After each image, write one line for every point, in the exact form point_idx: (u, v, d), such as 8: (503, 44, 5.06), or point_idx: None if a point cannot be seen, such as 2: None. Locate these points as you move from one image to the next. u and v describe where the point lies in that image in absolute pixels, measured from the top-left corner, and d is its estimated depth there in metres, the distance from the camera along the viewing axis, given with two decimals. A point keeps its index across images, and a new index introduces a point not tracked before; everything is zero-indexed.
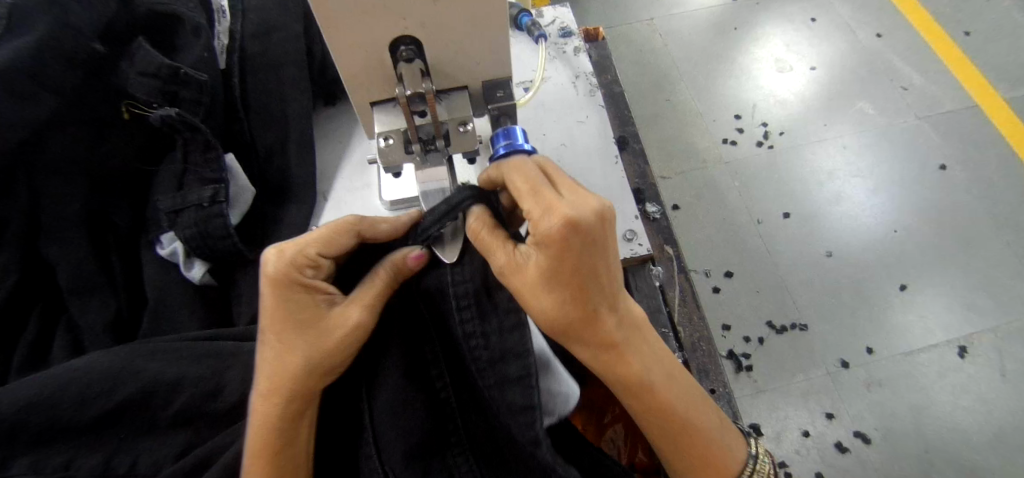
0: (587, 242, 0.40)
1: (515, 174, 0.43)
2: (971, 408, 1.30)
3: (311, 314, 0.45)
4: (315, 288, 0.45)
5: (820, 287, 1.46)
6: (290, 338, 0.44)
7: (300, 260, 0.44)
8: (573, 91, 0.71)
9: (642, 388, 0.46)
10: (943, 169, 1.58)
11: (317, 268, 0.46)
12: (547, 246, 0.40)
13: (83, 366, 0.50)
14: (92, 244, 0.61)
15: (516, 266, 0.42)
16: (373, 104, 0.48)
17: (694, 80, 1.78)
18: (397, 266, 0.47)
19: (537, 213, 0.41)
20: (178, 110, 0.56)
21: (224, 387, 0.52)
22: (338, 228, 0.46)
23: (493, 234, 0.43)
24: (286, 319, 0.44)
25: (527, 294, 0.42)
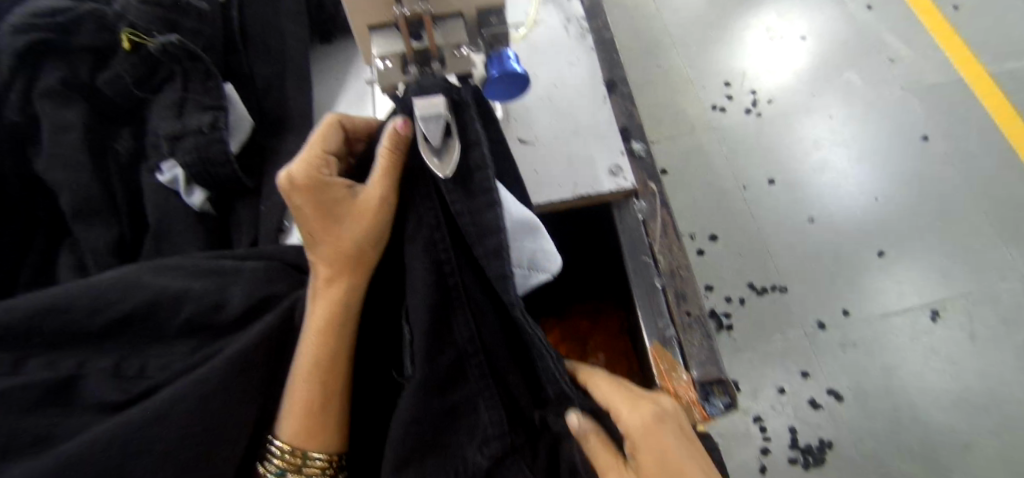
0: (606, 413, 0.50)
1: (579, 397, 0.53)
2: (939, 369, 1.37)
3: (340, 204, 0.48)
4: (337, 184, 0.49)
5: (801, 252, 1.51)
6: (331, 227, 0.48)
7: (315, 160, 0.48)
8: (564, 33, 0.73)
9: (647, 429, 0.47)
10: (926, 140, 1.62)
11: (329, 166, 0.50)
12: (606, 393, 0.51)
13: (92, 282, 0.53)
14: (94, 168, 0.62)
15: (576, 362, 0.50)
16: (371, 28, 0.50)
17: (686, 46, 1.80)
18: (392, 140, 0.45)
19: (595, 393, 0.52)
20: (180, 38, 0.60)
21: (228, 300, 0.55)
22: (325, 126, 0.50)
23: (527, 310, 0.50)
24: (322, 213, 0.48)
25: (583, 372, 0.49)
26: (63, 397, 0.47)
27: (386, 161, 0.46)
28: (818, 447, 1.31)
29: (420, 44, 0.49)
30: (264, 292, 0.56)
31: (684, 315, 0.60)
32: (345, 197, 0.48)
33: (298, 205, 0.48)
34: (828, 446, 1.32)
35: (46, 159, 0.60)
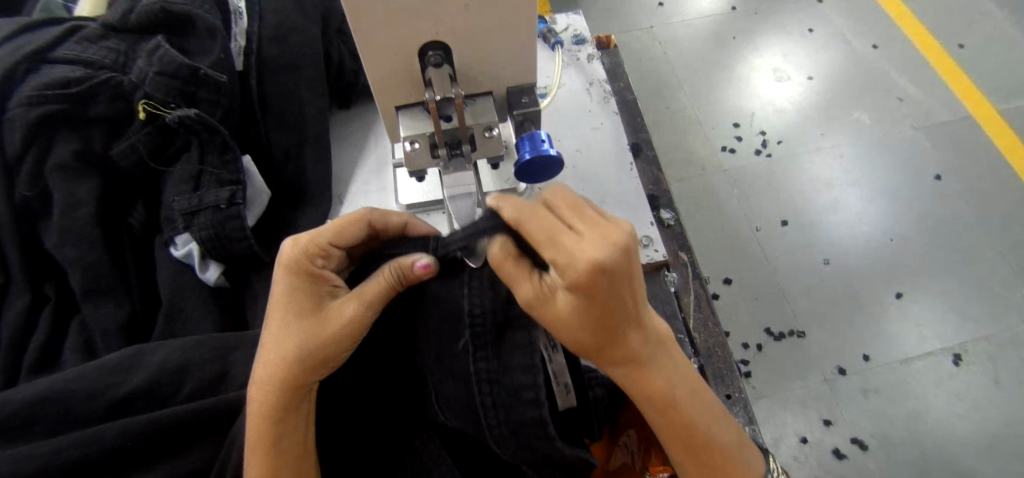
0: (616, 287, 0.38)
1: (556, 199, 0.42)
2: (966, 416, 1.32)
3: (313, 304, 0.47)
4: (323, 281, 0.48)
5: (819, 295, 1.48)
6: (289, 326, 0.46)
7: (312, 249, 0.47)
8: (586, 97, 0.72)
9: (667, 405, 0.45)
10: (938, 179, 1.61)
11: (327, 258, 0.49)
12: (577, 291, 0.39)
13: (85, 367, 0.49)
14: (107, 243, 0.60)
15: (542, 299, 0.41)
16: (400, 108, 0.48)
17: (693, 88, 1.80)
18: (402, 270, 0.47)
19: (563, 259, 0.38)
20: (197, 111, 0.58)
21: (231, 371, 0.53)
22: (351, 219, 0.49)
23: (517, 264, 0.42)
24: (288, 308, 0.46)
25: (556, 325, 0.42)
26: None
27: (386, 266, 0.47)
28: None
29: (448, 125, 0.46)
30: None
31: (724, 398, 0.57)
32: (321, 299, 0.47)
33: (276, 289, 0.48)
34: None
35: (58, 235, 0.58)
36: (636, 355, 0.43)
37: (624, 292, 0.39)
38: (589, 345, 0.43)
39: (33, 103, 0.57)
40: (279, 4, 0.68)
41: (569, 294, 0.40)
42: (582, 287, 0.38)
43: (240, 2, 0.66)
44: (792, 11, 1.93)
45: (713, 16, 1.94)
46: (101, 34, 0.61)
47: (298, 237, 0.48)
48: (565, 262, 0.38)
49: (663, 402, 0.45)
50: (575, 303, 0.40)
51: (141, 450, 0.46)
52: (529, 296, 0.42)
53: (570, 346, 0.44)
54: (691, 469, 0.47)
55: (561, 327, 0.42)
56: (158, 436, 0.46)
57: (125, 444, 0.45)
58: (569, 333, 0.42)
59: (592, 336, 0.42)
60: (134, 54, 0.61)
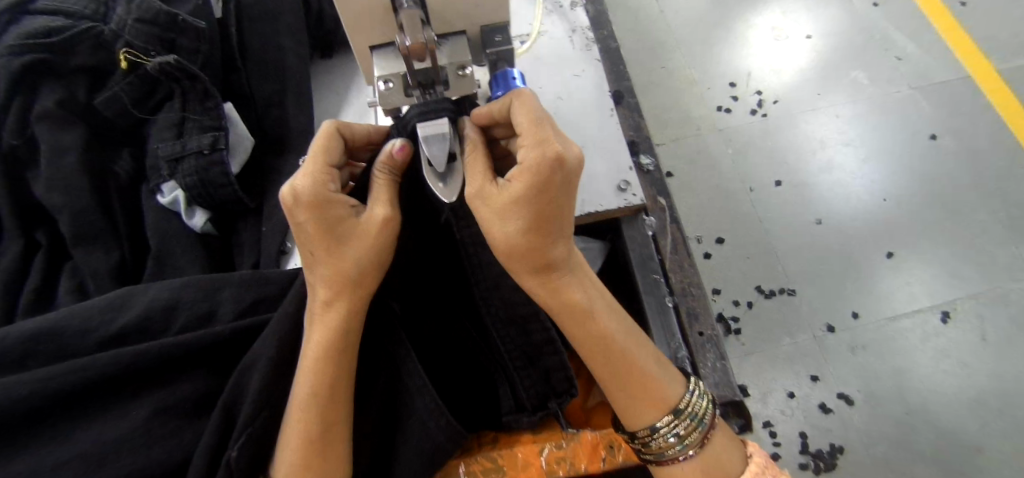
0: (559, 184, 0.42)
1: (520, 110, 0.44)
2: (951, 372, 1.35)
3: (344, 226, 0.45)
4: (340, 203, 0.45)
5: (810, 254, 1.49)
6: (336, 250, 0.45)
7: (322, 175, 0.44)
8: (569, 44, 0.71)
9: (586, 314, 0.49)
10: (934, 139, 1.60)
11: (335, 180, 0.46)
12: (522, 177, 0.42)
13: (78, 306, 0.51)
14: (94, 190, 0.61)
15: (482, 195, 0.44)
16: (373, 48, 0.49)
17: (690, 47, 1.78)
18: (390, 165, 0.46)
19: (530, 142, 0.42)
20: (176, 57, 0.59)
21: (217, 309, 0.54)
22: (326, 135, 0.46)
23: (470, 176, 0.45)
24: (325, 235, 0.44)
25: (490, 221, 0.44)
26: (62, 418, 0.47)
27: (377, 167, 0.46)
28: (829, 453, 1.29)
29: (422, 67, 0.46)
30: (254, 295, 0.55)
31: (696, 336, 0.59)
32: (350, 218, 0.45)
33: (302, 224, 0.44)
34: (838, 451, 1.29)
35: (46, 182, 0.59)
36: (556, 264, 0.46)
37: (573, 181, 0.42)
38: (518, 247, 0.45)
39: (16, 52, 0.58)
40: None
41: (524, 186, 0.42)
42: (533, 170, 0.41)
43: None
44: None
45: None
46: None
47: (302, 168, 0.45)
48: (531, 165, 0.41)
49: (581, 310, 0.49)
50: (519, 199, 0.42)
51: (134, 379, 0.48)
52: (473, 191, 0.44)
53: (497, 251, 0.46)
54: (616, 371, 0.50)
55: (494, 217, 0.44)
56: (147, 367, 0.48)
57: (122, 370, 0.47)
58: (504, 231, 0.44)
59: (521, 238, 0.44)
60: (112, 2, 0.61)
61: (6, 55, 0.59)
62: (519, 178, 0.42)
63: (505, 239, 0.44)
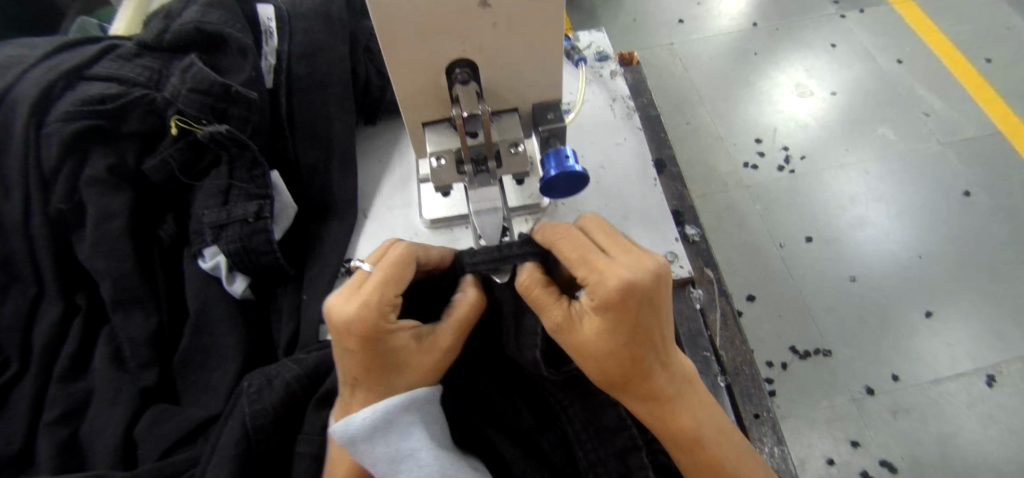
0: (646, 304, 0.42)
1: (565, 246, 0.44)
2: (999, 439, 1.26)
3: (396, 350, 0.44)
4: (397, 330, 0.44)
5: (845, 312, 1.44)
6: (388, 376, 0.44)
7: (383, 306, 0.43)
8: (610, 113, 0.71)
9: (692, 439, 0.45)
10: (968, 195, 1.56)
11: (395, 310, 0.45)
12: (605, 308, 0.42)
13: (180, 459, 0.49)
14: (137, 256, 0.61)
15: (570, 324, 0.44)
16: (425, 124, 0.49)
17: (715, 104, 1.79)
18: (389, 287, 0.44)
19: (593, 279, 0.42)
20: (228, 128, 0.60)
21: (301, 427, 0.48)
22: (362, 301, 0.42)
23: (546, 290, 0.45)
24: (374, 364, 0.43)
25: (582, 352, 0.43)
26: None
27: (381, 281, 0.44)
28: None
29: (474, 141, 0.47)
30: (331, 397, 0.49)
31: (753, 419, 0.56)
32: (404, 345, 0.45)
33: (351, 353, 0.43)
34: None
35: (90, 247, 0.60)
36: (656, 388, 0.44)
37: (667, 298, 0.43)
38: (618, 376, 0.44)
39: (68, 119, 0.59)
40: (307, 23, 0.69)
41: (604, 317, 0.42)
42: (607, 303, 0.41)
43: (269, 21, 0.68)
44: (814, 28, 1.91)
45: (733, 32, 1.93)
46: (135, 53, 0.65)
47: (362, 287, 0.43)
48: (602, 297, 0.41)
49: (687, 438, 0.45)
50: (604, 325, 0.42)
51: None
52: (564, 316, 0.44)
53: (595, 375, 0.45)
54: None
55: (588, 354, 0.43)
56: None
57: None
58: (595, 364, 0.44)
59: (618, 368, 0.43)
60: (167, 71, 0.64)
61: (59, 122, 0.59)
62: (595, 310, 0.42)
63: (601, 370, 0.44)
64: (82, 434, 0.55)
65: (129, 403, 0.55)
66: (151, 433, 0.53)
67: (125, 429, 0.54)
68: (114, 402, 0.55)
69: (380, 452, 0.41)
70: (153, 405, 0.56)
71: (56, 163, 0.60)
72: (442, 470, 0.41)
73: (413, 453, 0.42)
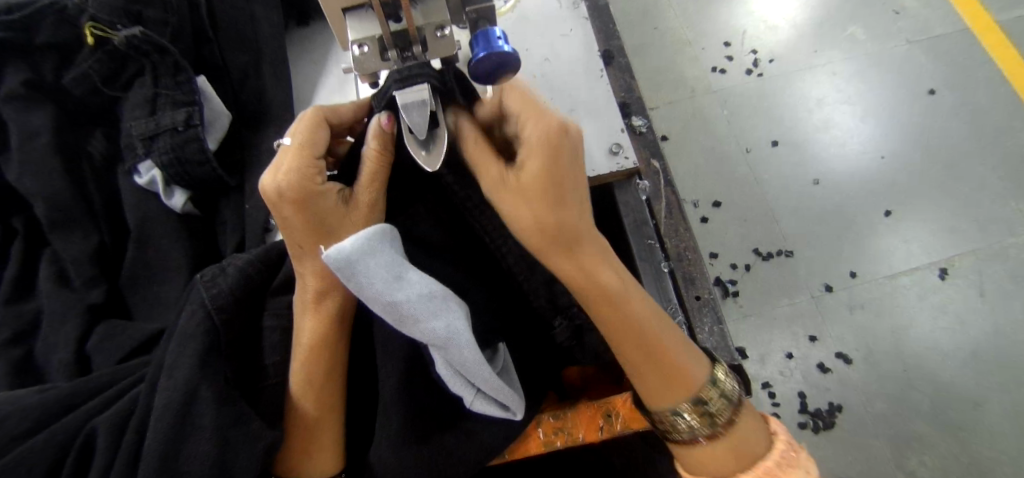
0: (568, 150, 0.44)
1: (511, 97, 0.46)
2: (948, 328, 1.35)
3: (332, 214, 0.45)
4: (330, 193, 0.45)
5: (807, 215, 1.47)
6: (325, 243, 0.45)
7: (308, 169, 0.44)
8: (555, 3, 0.68)
9: (621, 302, 0.47)
10: (933, 93, 1.56)
11: (322, 172, 0.45)
12: (540, 151, 0.44)
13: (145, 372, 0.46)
14: (70, 174, 0.59)
15: (501, 181, 0.45)
16: (346, 10, 0.45)
17: (683, 6, 1.72)
18: (307, 148, 0.44)
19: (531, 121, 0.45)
20: (143, 29, 0.56)
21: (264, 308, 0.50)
22: (272, 171, 0.44)
23: (484, 150, 0.47)
24: (314, 230, 0.45)
25: (512, 205, 0.45)
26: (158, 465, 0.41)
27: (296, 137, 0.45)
28: (828, 411, 1.30)
29: (399, 26, 0.45)
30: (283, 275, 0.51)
31: (693, 300, 0.58)
32: (340, 206, 0.45)
33: (289, 220, 0.44)
34: (837, 409, 1.30)
35: (18, 168, 0.57)
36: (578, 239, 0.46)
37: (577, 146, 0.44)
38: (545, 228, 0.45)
39: None
40: None
41: (540, 160, 0.44)
42: (542, 140, 0.44)
43: None
44: None
45: None
46: None
47: (282, 161, 0.44)
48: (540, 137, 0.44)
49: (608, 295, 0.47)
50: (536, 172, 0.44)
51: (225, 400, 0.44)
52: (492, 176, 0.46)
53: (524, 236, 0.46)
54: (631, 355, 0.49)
55: (520, 203, 0.45)
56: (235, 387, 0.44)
57: (198, 397, 0.43)
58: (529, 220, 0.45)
59: (547, 216, 0.45)
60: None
61: None
62: (530, 152, 0.44)
63: (531, 223, 0.45)
64: (36, 353, 0.56)
65: (79, 320, 0.55)
66: (102, 346, 0.54)
67: (77, 344, 0.55)
68: (63, 320, 0.56)
69: (375, 270, 0.38)
70: (104, 322, 0.57)
71: None
72: (434, 287, 0.40)
73: (403, 274, 0.39)
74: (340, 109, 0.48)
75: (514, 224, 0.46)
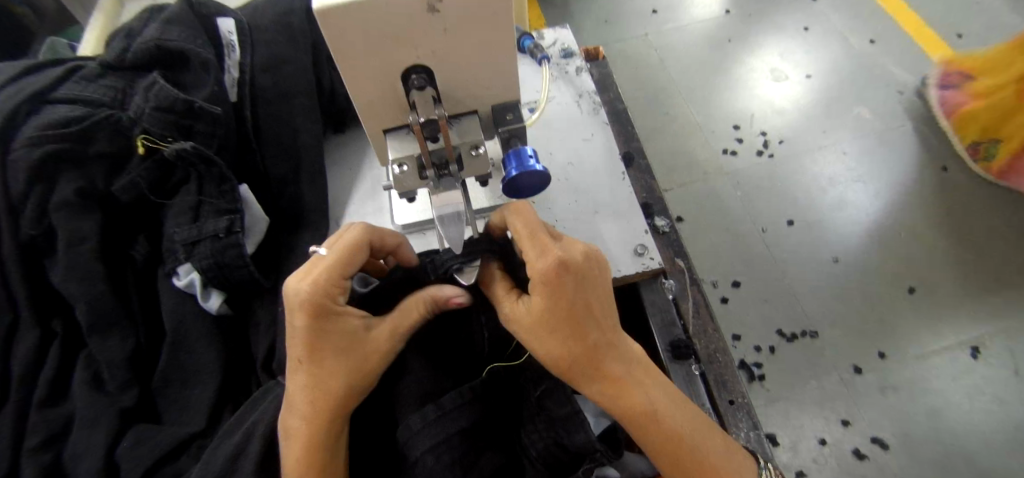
0: (585, 277, 0.45)
1: (519, 221, 0.48)
2: (987, 410, 1.26)
3: (348, 340, 0.47)
4: (349, 313, 0.48)
5: (827, 292, 1.44)
6: (322, 359, 0.46)
7: (332, 287, 0.46)
8: (576, 110, 0.72)
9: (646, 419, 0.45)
10: (945, 170, 1.57)
11: (344, 291, 0.48)
12: (540, 286, 0.45)
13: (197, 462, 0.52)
14: (111, 277, 0.61)
15: (519, 312, 0.47)
16: (386, 132, 0.50)
17: (691, 92, 1.79)
18: (337, 268, 0.47)
19: (534, 254, 0.46)
20: (193, 144, 0.60)
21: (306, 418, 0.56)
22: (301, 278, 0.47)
23: (503, 287, 0.51)
24: (317, 347, 0.46)
25: (532, 340, 0.46)
26: None
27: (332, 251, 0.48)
28: None
29: (436, 146, 0.47)
30: None
31: (727, 404, 0.56)
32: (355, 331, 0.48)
33: (296, 330, 0.46)
34: None
35: (61, 271, 0.59)
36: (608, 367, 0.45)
37: (596, 272, 0.46)
38: (570, 357, 0.45)
39: (37, 143, 0.58)
40: (269, 35, 0.69)
41: (543, 300, 0.45)
42: (542, 279, 0.44)
43: (231, 35, 0.67)
44: (787, 11, 1.91)
45: (708, 20, 1.93)
46: (99, 74, 0.63)
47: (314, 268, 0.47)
48: (541, 274, 0.44)
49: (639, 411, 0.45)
50: (544, 301, 0.45)
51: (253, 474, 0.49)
52: (510, 310, 0.48)
53: (547, 362, 0.46)
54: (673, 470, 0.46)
55: (542, 336, 0.45)
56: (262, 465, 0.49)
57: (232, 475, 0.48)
58: (547, 348, 0.46)
59: (575, 342, 0.45)
60: (132, 90, 0.63)
61: (28, 145, 0.58)
62: (535, 289, 0.45)
63: (557, 355, 0.45)
64: (66, 459, 0.55)
65: (108, 425, 0.55)
66: (129, 452, 0.54)
67: (105, 451, 0.54)
68: (94, 424, 0.55)
69: None
70: (135, 427, 0.56)
71: (24, 183, 0.58)
72: None
73: None
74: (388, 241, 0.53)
75: (537, 354, 0.47)
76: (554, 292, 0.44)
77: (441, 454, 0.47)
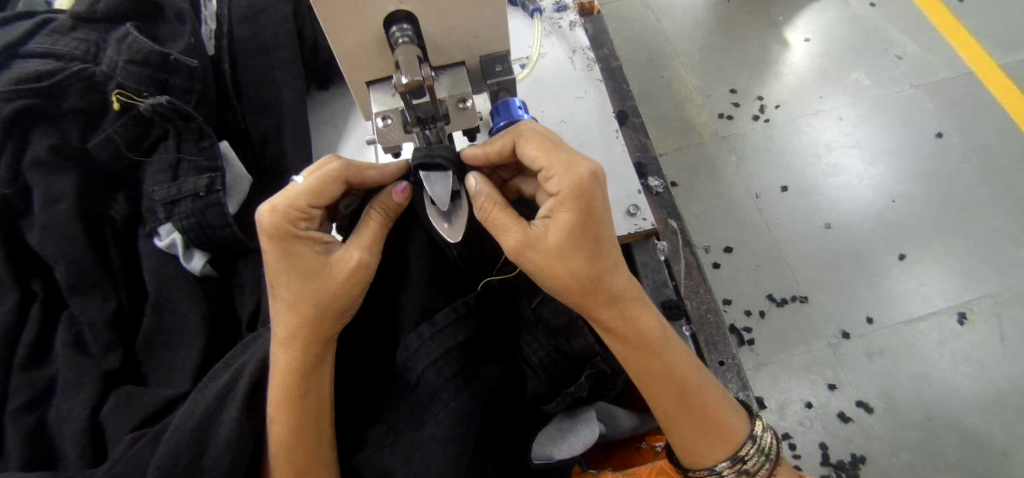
0: (599, 200, 0.42)
1: (530, 142, 0.44)
2: (971, 375, 1.28)
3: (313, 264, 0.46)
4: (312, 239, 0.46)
5: (819, 257, 1.44)
6: (297, 287, 0.46)
7: (293, 213, 0.45)
8: (570, 65, 0.70)
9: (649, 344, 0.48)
10: (940, 137, 1.55)
11: (309, 219, 0.46)
12: (565, 205, 0.42)
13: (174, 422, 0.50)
14: (90, 238, 0.59)
15: (530, 240, 0.43)
16: (369, 83, 0.48)
17: (688, 55, 1.75)
18: (297, 199, 0.45)
19: (560, 170, 0.42)
20: (169, 98, 0.57)
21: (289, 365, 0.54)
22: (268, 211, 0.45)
23: (505, 210, 0.44)
24: (289, 272, 0.46)
25: (547, 265, 0.43)
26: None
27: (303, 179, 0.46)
28: (851, 463, 1.22)
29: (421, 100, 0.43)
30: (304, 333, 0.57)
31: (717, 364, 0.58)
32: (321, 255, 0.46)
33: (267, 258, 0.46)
34: (860, 461, 1.22)
35: (38, 232, 0.57)
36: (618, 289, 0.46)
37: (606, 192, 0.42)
38: (585, 283, 0.44)
39: (6, 98, 0.56)
40: None
41: (572, 217, 0.42)
42: (574, 192, 0.42)
43: None
44: None
45: None
46: (70, 26, 0.60)
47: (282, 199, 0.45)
48: (571, 189, 0.42)
49: (645, 337, 0.47)
50: (566, 224, 0.42)
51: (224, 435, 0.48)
52: (523, 236, 0.43)
53: (556, 290, 0.45)
54: (671, 406, 0.49)
55: (555, 262, 0.43)
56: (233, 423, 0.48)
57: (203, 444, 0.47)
58: (561, 279, 0.44)
59: (586, 271, 0.43)
60: (105, 43, 0.60)
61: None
62: (564, 207, 0.42)
63: (569, 279, 0.43)
64: (51, 419, 0.55)
65: (92, 387, 0.55)
66: (114, 413, 0.53)
67: (89, 412, 0.54)
68: (79, 385, 0.55)
69: None
70: (119, 388, 0.56)
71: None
72: None
73: None
74: (366, 173, 0.48)
75: (549, 280, 0.44)
76: (586, 211, 0.42)
77: (439, 368, 0.49)
